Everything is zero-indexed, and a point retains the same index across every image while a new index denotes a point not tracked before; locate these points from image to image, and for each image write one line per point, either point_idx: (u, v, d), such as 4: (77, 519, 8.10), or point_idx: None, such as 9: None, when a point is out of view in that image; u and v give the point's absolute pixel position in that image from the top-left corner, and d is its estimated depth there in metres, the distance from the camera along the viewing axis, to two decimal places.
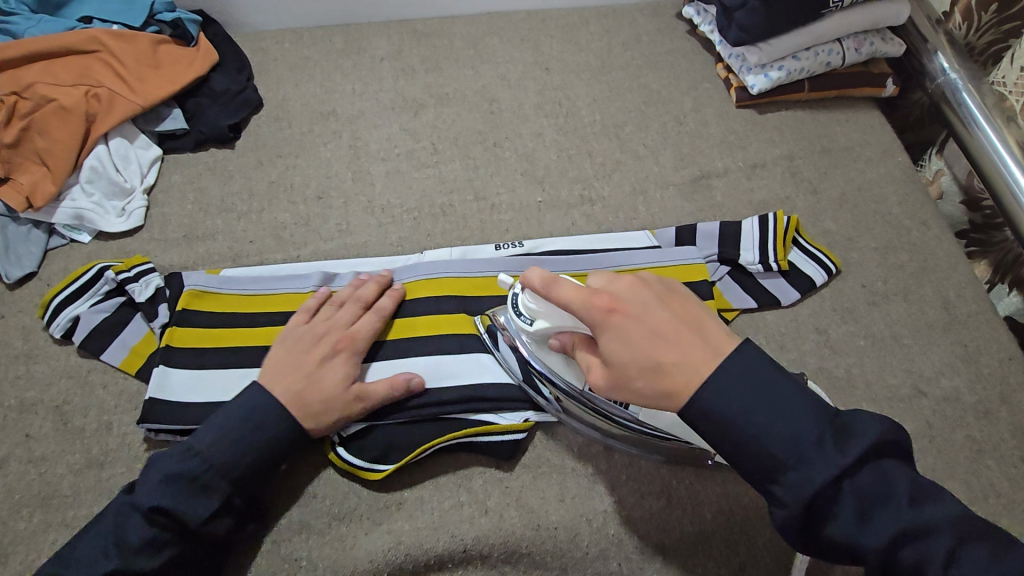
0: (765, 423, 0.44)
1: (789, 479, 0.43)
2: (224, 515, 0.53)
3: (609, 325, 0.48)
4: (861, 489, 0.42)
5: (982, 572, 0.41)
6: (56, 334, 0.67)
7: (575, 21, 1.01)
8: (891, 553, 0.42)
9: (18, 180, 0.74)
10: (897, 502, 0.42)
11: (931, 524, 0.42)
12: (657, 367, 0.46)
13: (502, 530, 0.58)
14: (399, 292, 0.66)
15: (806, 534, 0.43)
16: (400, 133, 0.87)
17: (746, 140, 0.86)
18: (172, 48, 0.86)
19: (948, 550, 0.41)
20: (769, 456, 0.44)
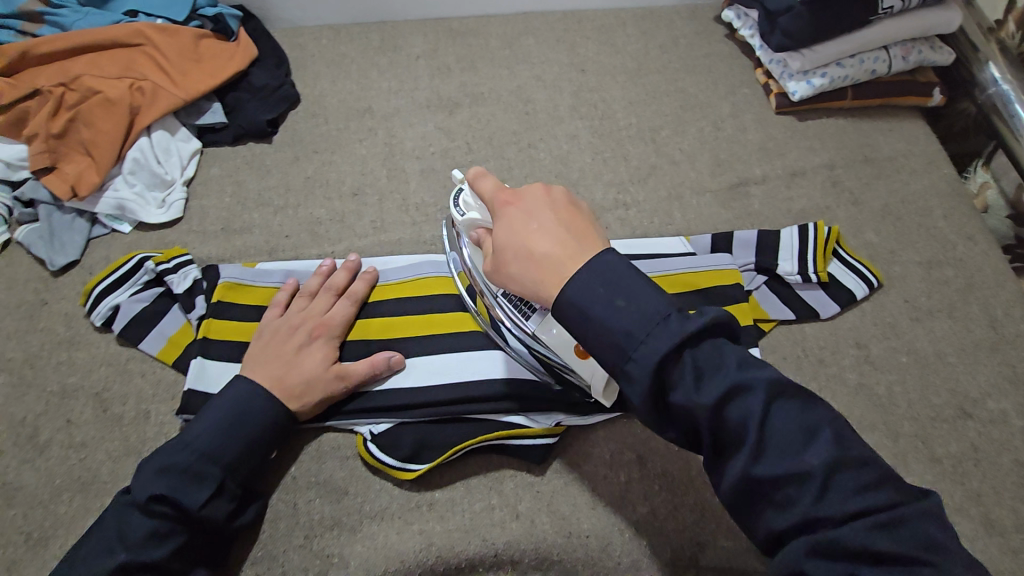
0: (620, 307, 0.41)
1: (636, 356, 0.40)
2: (222, 499, 0.53)
3: (501, 212, 0.49)
4: (699, 357, 0.40)
5: (796, 424, 0.39)
6: (96, 322, 0.68)
7: (612, 22, 1.00)
8: (719, 413, 0.39)
9: (63, 170, 0.75)
10: (723, 365, 0.40)
11: (752, 382, 0.39)
12: (529, 256, 0.46)
13: (533, 535, 0.58)
14: (371, 276, 0.68)
15: (651, 410, 0.41)
16: (435, 131, 0.87)
17: (786, 147, 0.84)
18: (213, 43, 0.87)
19: (764, 405, 0.39)
20: (615, 335, 0.41)
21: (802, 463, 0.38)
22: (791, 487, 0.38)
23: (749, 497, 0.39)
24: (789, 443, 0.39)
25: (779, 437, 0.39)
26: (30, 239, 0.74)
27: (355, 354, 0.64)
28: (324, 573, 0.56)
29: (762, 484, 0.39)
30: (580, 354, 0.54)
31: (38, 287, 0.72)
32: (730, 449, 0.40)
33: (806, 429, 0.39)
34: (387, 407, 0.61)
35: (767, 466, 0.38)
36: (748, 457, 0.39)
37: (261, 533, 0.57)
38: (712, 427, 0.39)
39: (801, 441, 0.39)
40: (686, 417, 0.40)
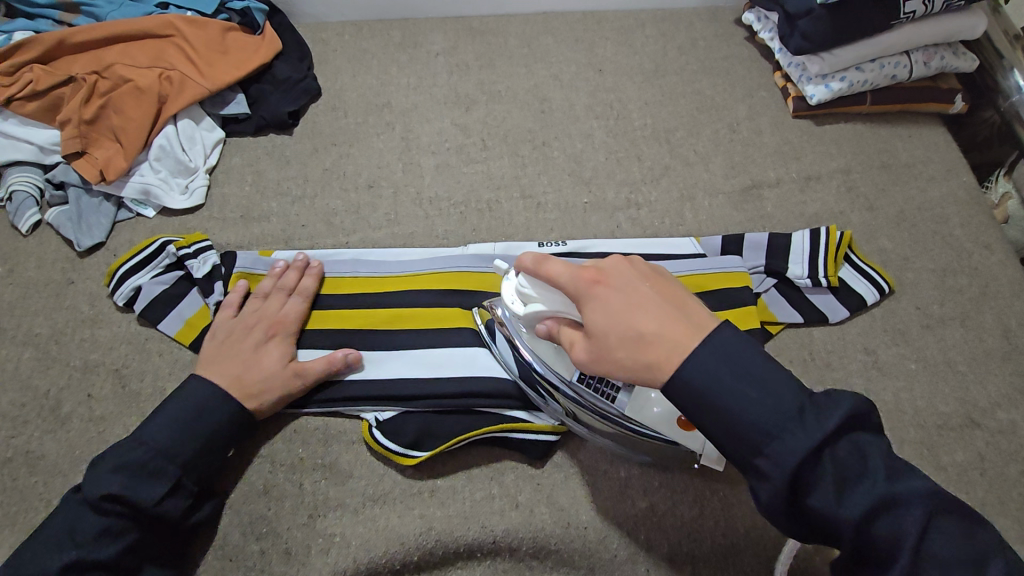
0: (753, 398, 0.41)
1: (771, 452, 0.40)
2: (177, 496, 0.54)
3: (592, 298, 0.46)
4: (844, 462, 0.40)
5: (952, 548, 0.39)
6: (119, 302, 0.71)
7: (631, 23, 1.00)
8: (868, 528, 0.39)
9: (93, 154, 0.78)
10: (872, 477, 0.40)
11: (906, 499, 0.39)
12: (637, 337, 0.43)
13: (532, 525, 0.58)
14: (319, 272, 0.69)
15: (786, 513, 0.40)
16: (451, 127, 0.88)
17: (801, 151, 0.84)
18: (239, 36, 0.89)
19: (920, 524, 0.39)
20: (748, 429, 0.40)
21: None
22: None
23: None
24: (949, 571, 0.38)
25: (936, 563, 0.38)
26: (59, 220, 0.77)
27: (366, 344, 0.65)
28: (327, 551, 0.57)
29: None
30: (683, 427, 0.55)
31: (65, 266, 0.75)
32: (875, 566, 0.40)
33: (965, 555, 0.39)
34: (392, 396, 0.62)
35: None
36: None
37: (267, 510, 0.59)
38: (858, 538, 0.40)
39: (960, 566, 0.38)
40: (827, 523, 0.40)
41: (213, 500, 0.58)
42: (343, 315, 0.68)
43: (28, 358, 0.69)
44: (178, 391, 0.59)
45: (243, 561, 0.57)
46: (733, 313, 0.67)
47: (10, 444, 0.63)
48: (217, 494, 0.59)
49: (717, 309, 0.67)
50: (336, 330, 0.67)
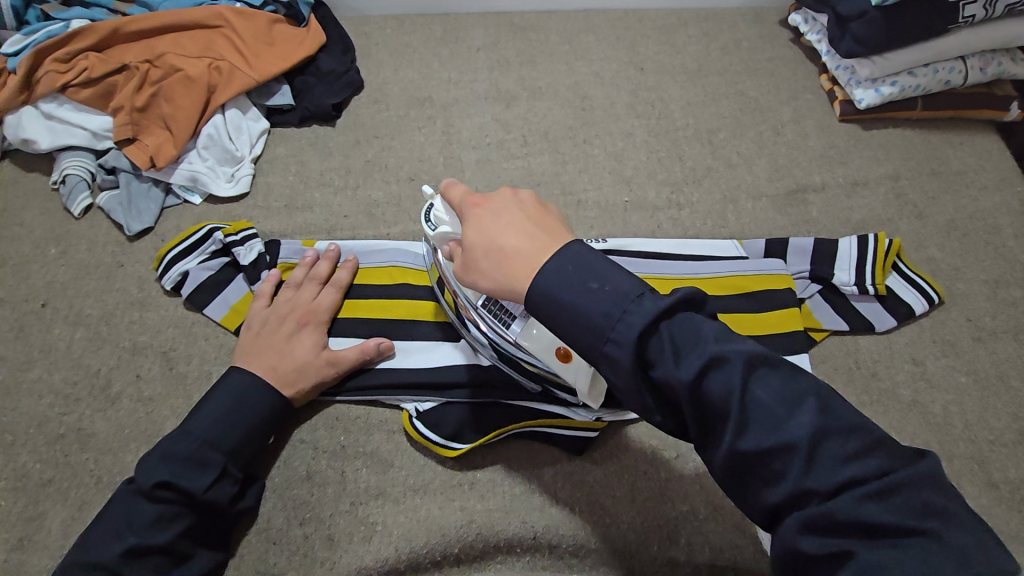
0: (595, 293, 0.39)
1: (616, 336, 0.38)
2: (225, 482, 0.55)
3: (470, 214, 0.47)
4: (674, 332, 0.38)
5: (776, 393, 0.37)
6: (167, 286, 0.72)
7: (673, 22, 0.99)
8: (699, 389, 0.37)
9: (144, 141, 0.80)
10: (698, 339, 0.38)
11: (728, 354, 0.37)
12: (497, 251, 0.44)
13: (572, 522, 0.58)
14: (354, 265, 0.70)
15: (630, 389, 0.39)
16: (492, 122, 0.88)
17: (848, 155, 0.82)
18: (285, 27, 0.90)
19: (743, 376, 0.37)
20: (592, 319, 0.39)
21: (787, 435, 0.36)
22: (778, 460, 0.36)
23: (740, 472, 0.37)
24: (774, 416, 0.37)
25: (762, 410, 0.37)
26: (111, 205, 0.79)
27: (408, 336, 0.66)
28: (369, 538, 0.57)
29: (747, 459, 0.37)
30: (562, 358, 0.52)
31: (115, 250, 0.77)
32: (714, 425, 0.37)
33: (790, 397, 0.37)
34: (433, 386, 0.63)
35: (752, 441, 0.36)
36: (733, 433, 0.37)
37: (311, 496, 0.60)
38: (693, 404, 0.37)
39: (787, 410, 0.37)
40: (665, 394, 0.39)
41: (257, 484, 0.59)
42: (386, 305, 0.68)
43: (79, 338, 0.71)
44: (219, 383, 0.59)
45: (287, 545, 0.58)
46: (778, 317, 0.66)
47: (63, 420, 0.65)
48: (256, 477, 0.60)
49: (757, 312, 0.66)
50: (380, 319, 0.67)
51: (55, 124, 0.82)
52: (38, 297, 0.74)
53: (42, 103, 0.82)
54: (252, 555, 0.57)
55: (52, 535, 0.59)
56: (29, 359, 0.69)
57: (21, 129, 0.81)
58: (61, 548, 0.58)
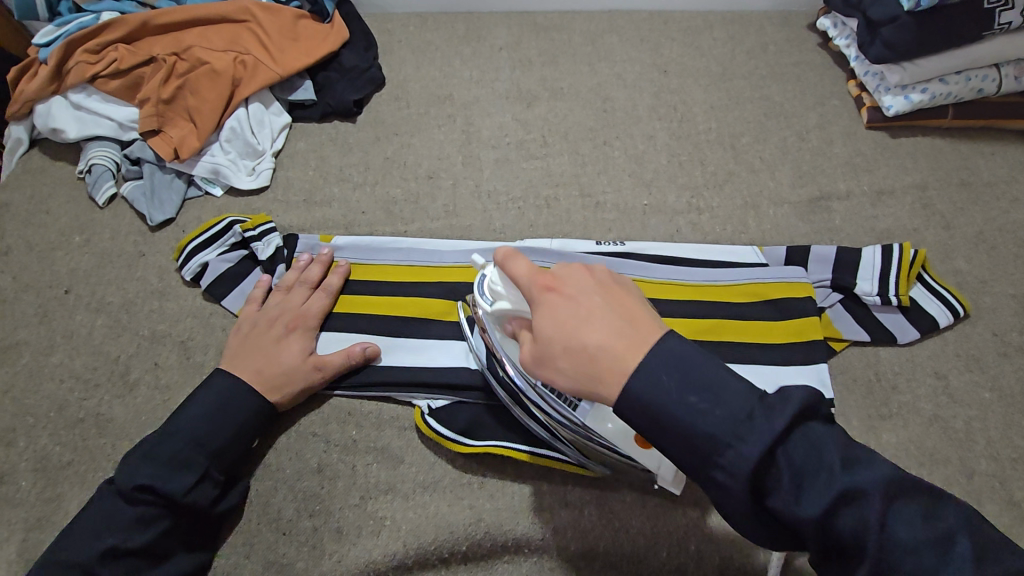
0: (699, 407, 0.38)
1: (725, 461, 0.37)
2: (205, 485, 0.56)
3: (542, 301, 0.45)
4: (797, 456, 0.37)
5: (918, 533, 0.36)
6: (187, 277, 0.73)
7: (699, 25, 0.98)
8: (829, 524, 0.36)
9: (168, 133, 0.81)
10: (826, 465, 0.37)
11: (865, 488, 0.36)
12: (580, 350, 0.42)
13: (581, 525, 0.58)
14: (346, 270, 0.70)
15: (745, 514, 0.38)
16: (512, 122, 0.88)
17: (874, 163, 0.81)
18: (309, 23, 0.91)
19: (883, 513, 0.36)
20: (696, 438, 0.38)
21: None
22: None
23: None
24: (918, 559, 0.35)
25: (903, 551, 0.35)
26: (135, 195, 0.80)
27: (423, 333, 0.66)
28: (376, 533, 0.57)
29: None
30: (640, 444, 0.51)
31: (137, 239, 0.78)
32: (846, 560, 0.37)
33: (932, 538, 0.36)
34: (448, 386, 0.62)
35: None
36: (869, 573, 0.36)
37: (321, 488, 0.60)
38: (820, 537, 0.37)
39: (931, 553, 0.35)
40: (787, 522, 0.38)
41: (240, 486, 0.59)
42: (400, 301, 0.68)
43: (100, 325, 0.72)
44: (223, 379, 0.60)
45: (296, 536, 0.58)
46: (799, 325, 0.65)
47: (82, 405, 0.66)
48: (240, 479, 0.60)
49: (776, 319, 0.65)
50: (393, 315, 0.67)
51: (83, 114, 0.84)
52: (61, 283, 0.75)
53: (72, 94, 0.84)
54: (259, 545, 0.57)
55: (68, 517, 0.60)
56: (52, 344, 0.70)
57: (50, 119, 0.83)
58: None
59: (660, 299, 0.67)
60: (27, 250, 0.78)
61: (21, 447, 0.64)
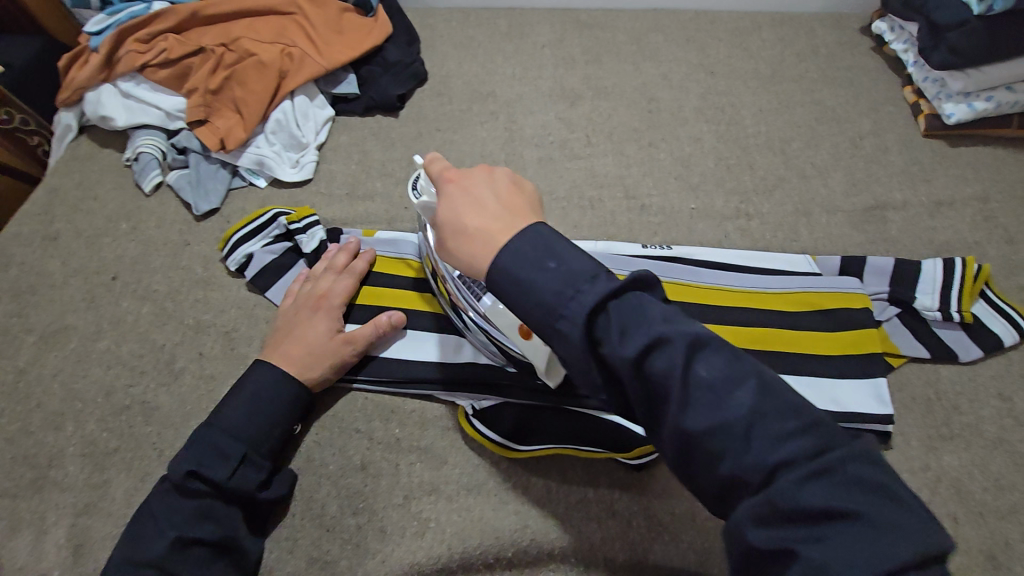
0: (551, 273, 0.39)
1: (567, 312, 0.37)
2: (248, 470, 0.55)
3: (444, 189, 0.46)
4: (621, 311, 0.37)
5: (719, 371, 0.36)
6: (231, 268, 0.73)
7: (747, 25, 0.96)
8: (640, 367, 0.36)
9: (214, 123, 0.81)
10: (645, 316, 0.37)
11: (672, 333, 0.36)
12: (462, 230, 0.43)
13: (629, 537, 0.57)
14: (370, 255, 0.69)
15: (580, 367, 0.38)
16: (555, 121, 0.87)
17: (932, 173, 0.78)
18: (353, 16, 0.90)
19: (688, 355, 0.36)
20: (544, 297, 0.38)
21: (726, 415, 0.34)
22: (718, 440, 0.34)
23: (686, 454, 0.36)
24: (714, 396, 0.35)
25: (703, 389, 0.35)
26: (180, 183, 0.80)
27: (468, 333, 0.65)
28: (421, 534, 0.57)
29: (692, 439, 0.35)
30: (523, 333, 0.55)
31: (183, 228, 0.79)
32: (658, 403, 0.36)
33: (732, 378, 0.35)
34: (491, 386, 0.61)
35: (694, 419, 0.35)
36: (674, 411, 0.35)
37: (365, 486, 0.60)
38: (637, 386, 0.36)
39: (726, 391, 0.35)
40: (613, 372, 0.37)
41: (283, 471, 0.59)
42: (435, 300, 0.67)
43: (146, 312, 0.72)
44: (257, 369, 0.60)
45: (340, 534, 0.57)
46: (856, 339, 0.63)
47: (129, 392, 0.67)
48: (281, 466, 0.61)
49: (832, 331, 0.63)
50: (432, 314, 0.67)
51: (131, 102, 0.85)
52: (108, 270, 0.76)
53: (121, 82, 0.85)
54: (304, 540, 0.57)
55: (117, 503, 0.60)
56: (99, 329, 0.71)
57: (99, 107, 0.84)
58: (123, 516, 0.60)
59: (709, 306, 0.65)
60: (75, 236, 0.79)
61: (70, 431, 0.64)
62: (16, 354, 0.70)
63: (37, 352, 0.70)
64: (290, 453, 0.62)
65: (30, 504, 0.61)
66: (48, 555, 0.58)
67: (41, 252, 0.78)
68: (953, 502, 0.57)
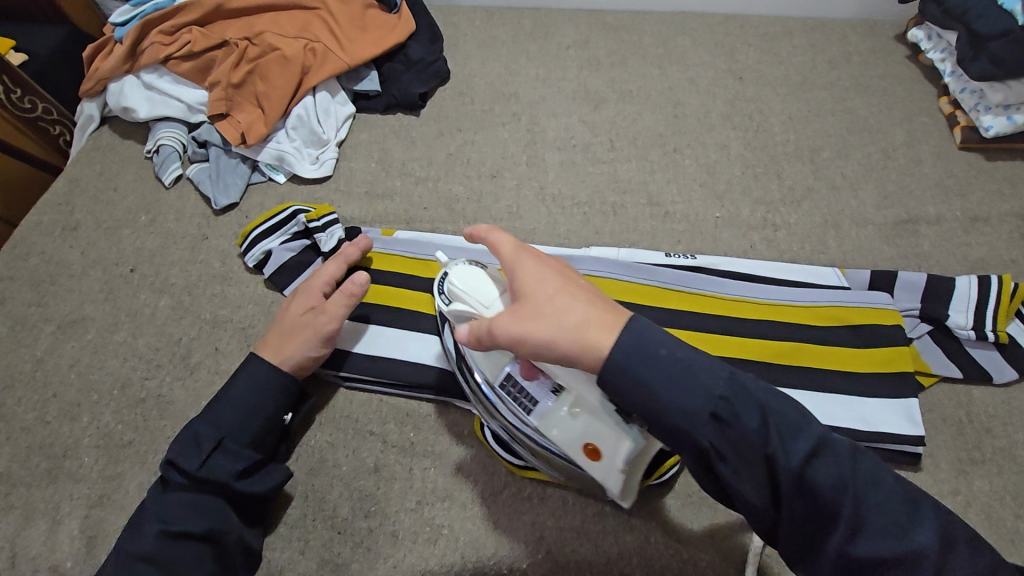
0: (694, 370, 0.39)
1: (733, 408, 0.38)
2: (224, 457, 0.55)
3: (531, 259, 0.45)
4: (783, 422, 0.39)
5: (886, 491, 0.39)
6: (250, 264, 0.73)
7: (778, 30, 0.94)
8: (812, 485, 0.38)
9: (236, 117, 0.81)
10: (807, 429, 0.39)
11: (833, 449, 0.39)
12: (564, 296, 0.42)
13: (647, 553, 0.55)
14: (365, 243, 0.67)
15: (749, 481, 0.39)
16: (579, 124, 0.86)
17: (967, 187, 0.76)
18: (378, 13, 0.90)
19: (852, 472, 0.39)
20: (699, 398, 0.38)
21: (905, 541, 0.38)
22: (894, 564, 0.38)
23: (845, 573, 0.39)
24: (886, 516, 0.39)
25: (875, 511, 0.39)
26: (200, 177, 0.80)
27: None
28: (433, 541, 0.56)
29: (862, 559, 0.38)
30: (590, 455, 0.48)
31: (202, 222, 0.78)
32: (828, 523, 0.39)
33: (897, 498, 0.40)
34: None
35: (865, 541, 0.39)
36: (847, 532, 0.39)
37: (377, 489, 0.59)
38: (802, 499, 0.39)
39: (896, 512, 0.39)
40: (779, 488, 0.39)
41: (269, 462, 0.58)
42: None
43: (163, 306, 0.72)
44: (246, 365, 0.60)
45: (351, 536, 0.57)
46: (884, 358, 0.61)
47: (144, 385, 0.66)
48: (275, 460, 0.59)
49: (860, 346, 0.62)
50: None
51: (153, 94, 0.84)
52: (127, 262, 0.76)
53: (144, 74, 0.85)
54: (315, 542, 0.57)
55: (129, 497, 0.60)
56: (117, 321, 0.71)
57: (123, 98, 0.84)
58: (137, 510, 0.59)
59: (734, 318, 0.64)
60: (95, 226, 0.79)
61: (85, 422, 0.64)
62: (34, 343, 0.70)
63: (55, 341, 0.70)
64: (285, 449, 0.61)
65: (44, 494, 0.60)
66: (61, 546, 0.58)
67: (61, 241, 0.78)
68: (984, 529, 0.55)
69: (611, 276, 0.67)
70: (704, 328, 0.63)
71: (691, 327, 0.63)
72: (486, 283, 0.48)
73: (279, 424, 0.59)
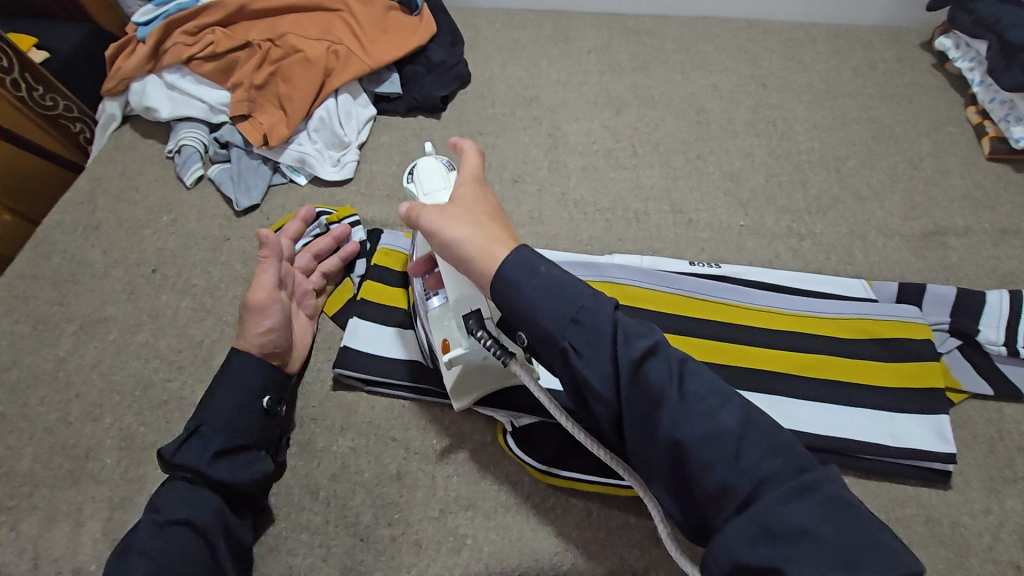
0: (546, 272, 0.42)
1: (577, 307, 0.41)
2: (199, 443, 0.54)
3: (482, 186, 0.50)
4: (626, 322, 0.41)
5: (710, 385, 0.40)
6: None
7: (801, 37, 0.93)
8: (640, 374, 0.40)
9: (258, 118, 0.81)
10: (644, 330, 0.41)
11: (670, 350, 0.41)
12: (488, 218, 0.46)
13: (673, 567, 0.55)
14: (339, 233, 0.72)
15: (579, 366, 0.41)
16: (600, 129, 0.85)
17: (996, 199, 0.75)
18: (399, 15, 0.90)
19: (681, 369, 0.40)
20: (550, 295, 0.41)
21: (716, 423, 0.38)
22: (705, 446, 0.38)
23: (675, 462, 0.40)
24: (705, 405, 0.39)
25: (697, 399, 0.39)
26: (221, 178, 0.80)
27: None
28: (457, 551, 0.56)
29: (683, 443, 0.39)
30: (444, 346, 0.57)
31: (223, 223, 0.78)
32: (654, 410, 0.40)
33: (719, 392, 0.40)
34: (529, 405, 0.59)
35: (688, 426, 0.39)
36: (670, 417, 0.39)
37: (399, 497, 0.59)
38: (638, 394, 0.40)
39: (715, 402, 0.39)
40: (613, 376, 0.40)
41: (252, 449, 0.56)
42: None
43: (185, 307, 0.72)
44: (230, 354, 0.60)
45: (374, 544, 0.56)
46: (914, 373, 0.60)
47: (166, 386, 0.66)
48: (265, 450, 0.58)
49: (889, 361, 0.61)
50: None
51: (176, 94, 0.84)
52: (148, 263, 0.76)
53: (166, 74, 0.85)
54: (337, 549, 0.56)
55: None
56: (139, 322, 0.71)
57: (145, 97, 0.84)
58: None
59: (760, 329, 0.63)
60: (117, 226, 0.79)
61: (107, 424, 0.64)
62: (56, 343, 0.70)
63: (77, 341, 0.70)
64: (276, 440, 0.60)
65: (66, 495, 0.61)
66: (84, 548, 0.58)
67: (83, 240, 0.78)
68: (1017, 550, 0.54)
69: (637, 285, 0.66)
70: (730, 339, 0.62)
71: (717, 337, 0.63)
72: (439, 177, 0.52)
73: (257, 409, 0.57)
